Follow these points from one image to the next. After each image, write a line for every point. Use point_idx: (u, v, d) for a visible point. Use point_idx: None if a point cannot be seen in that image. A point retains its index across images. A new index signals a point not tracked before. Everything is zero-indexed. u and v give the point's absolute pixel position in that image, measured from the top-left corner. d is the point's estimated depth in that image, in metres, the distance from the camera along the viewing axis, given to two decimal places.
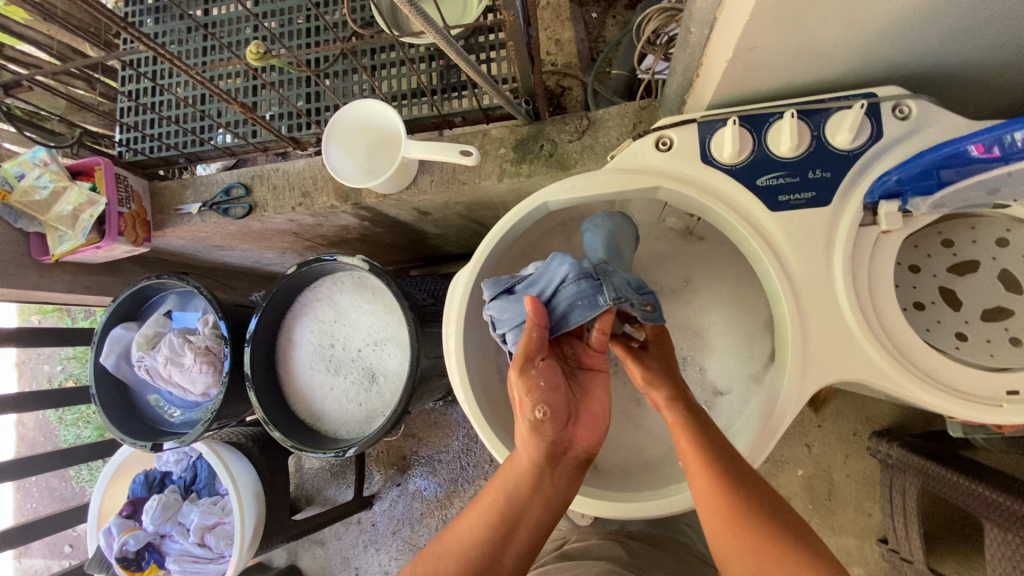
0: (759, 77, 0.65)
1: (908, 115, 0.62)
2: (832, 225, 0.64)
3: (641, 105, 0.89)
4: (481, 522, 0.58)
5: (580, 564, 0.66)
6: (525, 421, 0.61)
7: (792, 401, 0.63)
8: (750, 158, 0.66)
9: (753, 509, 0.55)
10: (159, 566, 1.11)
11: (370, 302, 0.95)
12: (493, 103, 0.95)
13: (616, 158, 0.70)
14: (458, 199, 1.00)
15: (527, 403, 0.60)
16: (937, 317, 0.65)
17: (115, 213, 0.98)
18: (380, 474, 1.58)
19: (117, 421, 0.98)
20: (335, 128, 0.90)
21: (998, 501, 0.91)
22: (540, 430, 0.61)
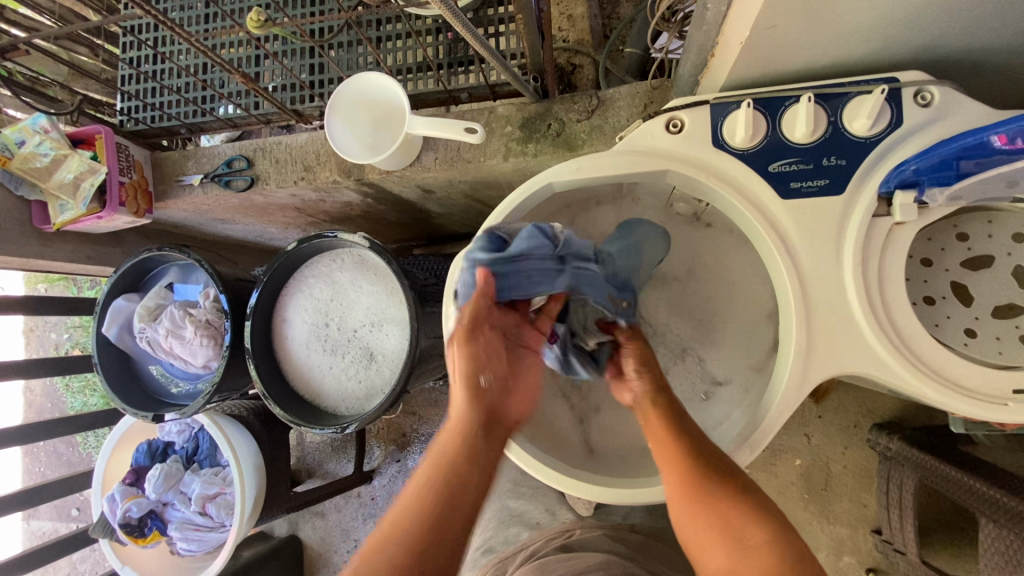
0: (776, 59, 0.63)
1: (929, 102, 0.60)
2: (844, 216, 0.62)
3: (652, 85, 0.86)
4: (425, 494, 0.56)
5: (575, 555, 0.65)
6: (467, 386, 0.63)
7: (793, 394, 0.62)
8: (763, 143, 0.63)
9: (722, 486, 0.57)
10: (162, 533, 1.13)
11: (372, 281, 0.94)
12: (500, 79, 0.92)
13: (625, 139, 0.69)
14: (462, 178, 0.99)
15: (468, 370, 0.63)
16: (947, 312, 0.63)
17: (116, 183, 0.97)
18: (380, 450, 1.60)
19: (119, 391, 0.98)
20: (339, 102, 0.88)
21: (995, 498, 0.91)
22: (478, 395, 0.63)
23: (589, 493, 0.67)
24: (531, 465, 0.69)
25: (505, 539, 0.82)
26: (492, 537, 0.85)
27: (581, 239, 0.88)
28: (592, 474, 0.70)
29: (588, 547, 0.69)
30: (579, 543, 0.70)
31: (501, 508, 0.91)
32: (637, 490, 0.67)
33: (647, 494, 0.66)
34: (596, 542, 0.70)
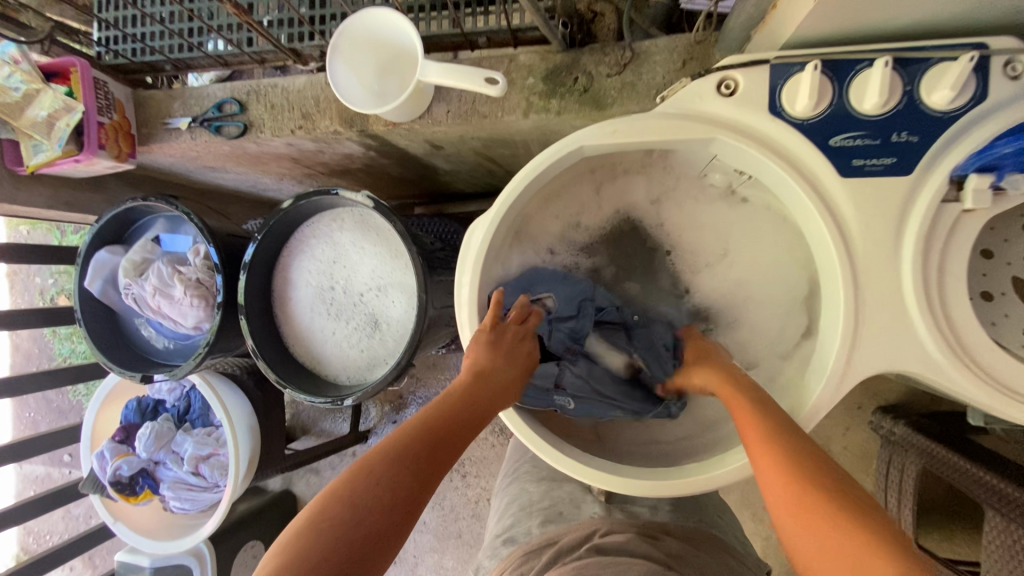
0: (851, 14, 0.55)
1: (1021, 75, 0.53)
2: (909, 200, 0.56)
3: (695, 38, 0.77)
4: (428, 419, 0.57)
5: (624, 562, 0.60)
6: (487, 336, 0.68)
7: (833, 391, 0.58)
8: (827, 112, 0.56)
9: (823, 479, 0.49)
10: (153, 492, 1.10)
11: (375, 245, 0.87)
12: (524, 23, 0.82)
13: (668, 101, 0.61)
14: (476, 134, 0.90)
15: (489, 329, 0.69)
16: (1006, 310, 0.58)
17: (94, 123, 0.88)
18: (376, 411, 1.58)
19: (105, 349, 0.93)
20: (344, 41, 0.78)
21: (1003, 490, 0.90)
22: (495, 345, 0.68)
23: (601, 480, 0.64)
24: (541, 447, 0.65)
25: (526, 529, 0.76)
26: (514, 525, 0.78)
27: (603, 210, 0.83)
28: (604, 461, 0.67)
29: (626, 551, 0.65)
30: (614, 546, 0.65)
31: (519, 493, 0.84)
32: (651, 482, 0.64)
33: (666, 488, 0.63)
34: (631, 546, 0.66)
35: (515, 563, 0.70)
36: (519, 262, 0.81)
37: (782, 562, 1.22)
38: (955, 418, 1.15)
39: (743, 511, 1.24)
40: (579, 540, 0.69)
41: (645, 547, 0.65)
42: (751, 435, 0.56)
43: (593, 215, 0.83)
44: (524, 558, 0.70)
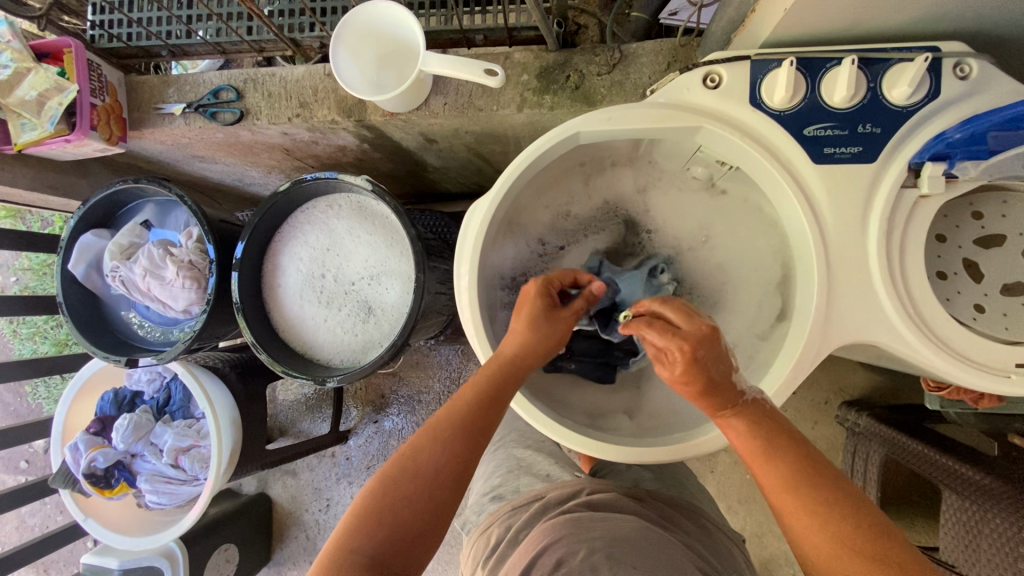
0: (822, 18, 0.61)
1: (967, 76, 0.59)
2: (874, 184, 0.61)
3: (679, 42, 0.83)
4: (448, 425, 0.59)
5: (607, 516, 0.62)
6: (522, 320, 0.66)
7: (807, 359, 0.63)
8: (801, 105, 0.62)
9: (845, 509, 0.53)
10: (130, 485, 1.08)
11: (371, 230, 0.89)
12: (519, 23, 0.87)
13: (657, 92, 0.66)
14: (470, 128, 0.93)
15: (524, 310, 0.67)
16: (959, 287, 0.65)
17: (87, 104, 0.88)
18: (357, 411, 1.56)
19: (87, 333, 0.91)
20: (346, 31, 0.81)
21: (961, 472, 0.96)
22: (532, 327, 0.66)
23: (594, 450, 0.68)
24: (536, 418, 0.69)
25: (514, 487, 0.77)
26: (501, 484, 0.79)
27: (592, 200, 0.87)
28: (596, 432, 0.71)
29: (614, 508, 0.65)
30: (603, 502, 0.66)
31: (505, 463, 0.86)
32: (641, 450, 0.68)
33: (657, 454, 0.68)
34: (617, 503, 0.66)
35: (502, 518, 0.70)
36: (517, 250, 0.86)
37: (757, 553, 1.26)
38: (914, 408, 1.22)
39: (719, 502, 1.27)
40: (566, 495, 0.69)
41: (633, 506, 0.67)
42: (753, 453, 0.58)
43: (581, 204, 0.87)
44: (511, 514, 0.70)
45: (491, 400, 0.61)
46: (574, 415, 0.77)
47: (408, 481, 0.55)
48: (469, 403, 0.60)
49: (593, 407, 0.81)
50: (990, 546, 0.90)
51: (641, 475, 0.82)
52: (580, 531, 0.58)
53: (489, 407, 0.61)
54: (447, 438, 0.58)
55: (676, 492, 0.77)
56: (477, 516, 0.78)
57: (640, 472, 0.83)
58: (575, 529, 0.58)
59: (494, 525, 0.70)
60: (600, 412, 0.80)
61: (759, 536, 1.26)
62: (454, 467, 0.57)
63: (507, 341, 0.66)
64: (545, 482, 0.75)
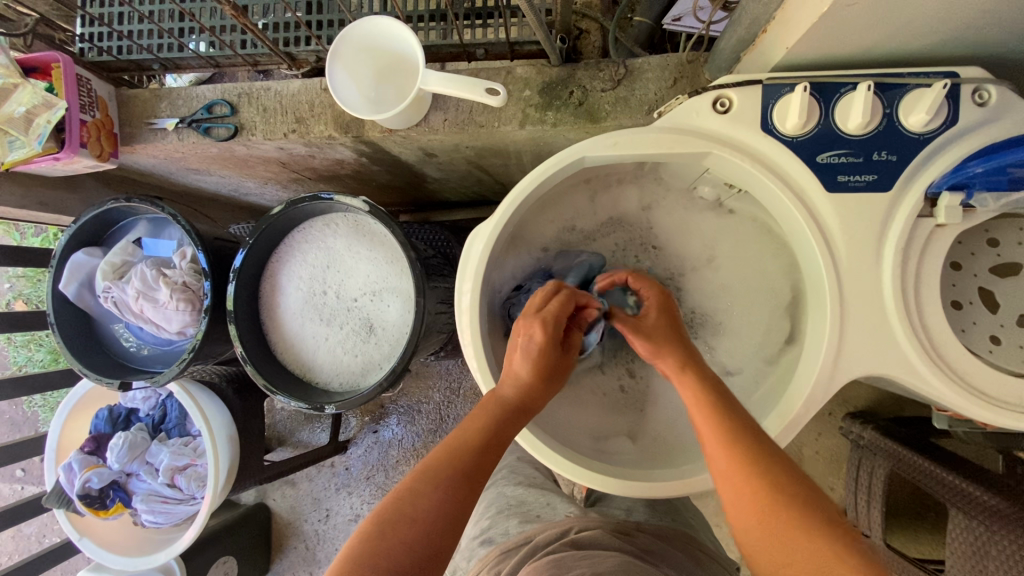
0: (837, 42, 0.59)
1: (986, 102, 0.57)
2: (889, 214, 0.60)
3: (686, 58, 0.81)
4: (448, 465, 0.54)
5: (590, 554, 0.60)
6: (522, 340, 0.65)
7: (818, 394, 0.62)
8: (815, 130, 0.60)
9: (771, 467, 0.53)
10: (125, 505, 1.06)
11: (370, 249, 0.87)
12: (522, 37, 0.85)
13: (664, 116, 0.64)
14: (470, 143, 0.91)
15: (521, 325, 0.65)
16: (973, 318, 0.63)
17: (77, 121, 0.86)
18: (356, 420, 1.54)
19: (79, 354, 0.89)
20: (343, 47, 0.79)
21: (963, 489, 0.95)
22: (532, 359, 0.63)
23: (594, 483, 0.66)
24: (539, 450, 0.67)
25: (504, 528, 0.75)
26: (491, 527, 0.77)
27: (597, 220, 0.85)
28: (598, 462, 0.70)
29: (599, 545, 0.63)
30: (589, 540, 0.64)
31: (497, 497, 0.84)
32: (644, 482, 0.66)
33: (661, 489, 0.66)
34: (603, 540, 0.65)
35: (491, 562, 0.67)
36: (516, 269, 0.84)
37: None
38: (919, 422, 1.20)
39: (721, 515, 1.26)
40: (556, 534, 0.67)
41: (620, 544, 0.65)
42: (699, 415, 0.59)
43: (584, 223, 0.85)
44: (498, 560, 0.68)
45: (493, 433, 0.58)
46: (577, 439, 0.76)
47: (404, 525, 0.50)
48: (471, 447, 0.56)
49: (598, 430, 0.79)
50: (998, 568, 0.87)
51: (635, 506, 0.81)
52: (560, 571, 0.55)
53: (490, 442, 0.58)
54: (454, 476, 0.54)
55: (671, 526, 0.76)
56: (471, 552, 0.76)
57: (639, 507, 0.82)
58: (557, 572, 0.56)
59: (482, 574, 0.68)
60: (603, 435, 0.79)
61: None
62: (453, 503, 0.52)
63: (508, 385, 0.63)
64: (536, 523, 0.73)
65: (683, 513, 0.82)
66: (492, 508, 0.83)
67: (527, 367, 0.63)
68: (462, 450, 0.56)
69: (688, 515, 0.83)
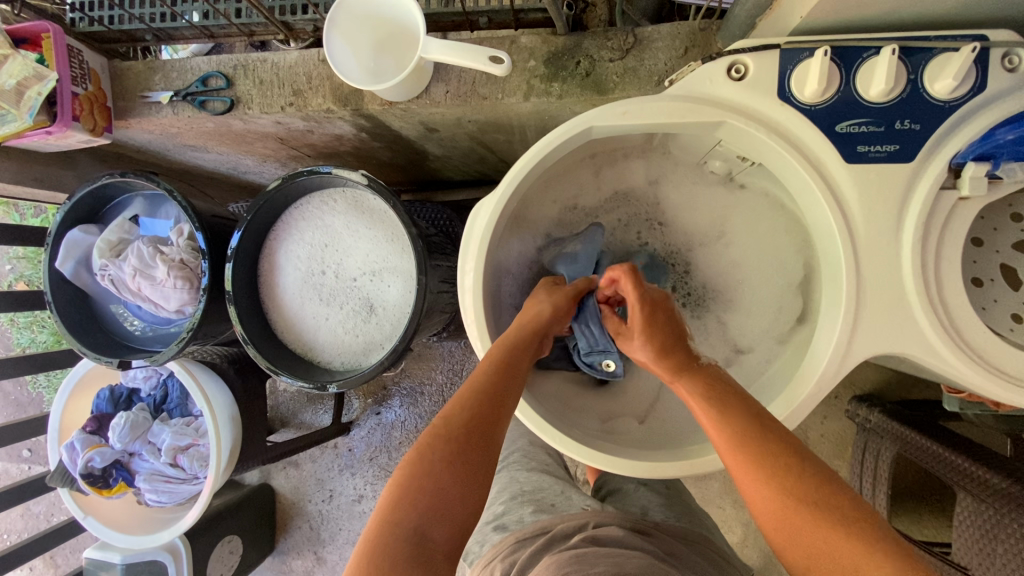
0: (861, 4, 0.56)
1: (1016, 67, 0.55)
2: (911, 186, 0.57)
3: (698, 25, 0.77)
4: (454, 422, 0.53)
5: (614, 552, 0.58)
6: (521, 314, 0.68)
7: (832, 374, 0.60)
8: (835, 98, 0.57)
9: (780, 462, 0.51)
10: (128, 484, 1.06)
11: (370, 226, 0.85)
12: (526, 4, 0.81)
13: (676, 84, 0.62)
14: (473, 117, 0.88)
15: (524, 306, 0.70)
16: (994, 296, 0.61)
17: (68, 93, 0.83)
18: (359, 402, 1.53)
19: (77, 333, 0.88)
20: (340, 15, 0.76)
21: (970, 471, 0.93)
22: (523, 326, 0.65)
23: (602, 463, 0.65)
24: (546, 431, 0.66)
25: (519, 517, 0.73)
26: (506, 513, 0.75)
27: (602, 195, 0.82)
28: (605, 443, 0.68)
29: (619, 543, 0.62)
30: (607, 537, 0.63)
31: (509, 482, 0.83)
32: (654, 462, 0.65)
33: (673, 470, 0.64)
34: (622, 538, 0.63)
35: (507, 550, 0.65)
36: (517, 264, 0.82)
37: (763, 547, 1.24)
38: (927, 405, 1.18)
39: (725, 497, 1.26)
40: (572, 529, 0.66)
41: (637, 541, 0.63)
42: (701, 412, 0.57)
43: (589, 202, 0.83)
44: (515, 547, 0.66)
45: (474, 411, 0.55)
46: (585, 420, 0.75)
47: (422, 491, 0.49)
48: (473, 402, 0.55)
49: (604, 411, 0.78)
50: (1005, 551, 0.87)
51: (648, 500, 0.80)
52: (583, 567, 0.54)
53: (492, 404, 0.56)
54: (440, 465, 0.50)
55: (681, 519, 0.75)
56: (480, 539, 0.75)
57: (649, 497, 0.80)
58: (578, 565, 0.55)
59: (496, 560, 0.65)
60: (610, 415, 0.77)
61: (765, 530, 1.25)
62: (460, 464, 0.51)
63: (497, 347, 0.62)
64: (550, 515, 0.72)
65: (692, 506, 0.81)
66: (505, 493, 0.81)
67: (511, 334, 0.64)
68: (463, 408, 0.55)
69: (696, 506, 0.82)
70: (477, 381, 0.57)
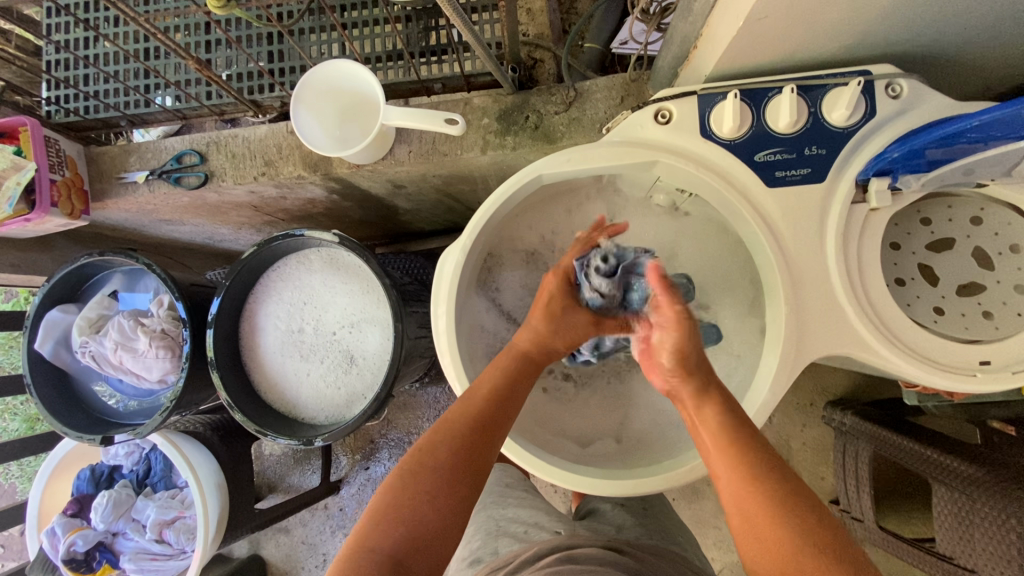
0: (760, 53, 0.65)
1: (899, 94, 0.63)
2: (827, 203, 0.64)
3: (630, 77, 0.86)
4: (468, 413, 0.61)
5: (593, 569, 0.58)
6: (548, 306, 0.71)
7: (783, 377, 0.65)
8: (750, 132, 0.65)
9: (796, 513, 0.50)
10: (113, 566, 1.03)
11: (345, 282, 0.89)
12: (476, 69, 0.90)
13: (614, 130, 0.69)
14: (436, 172, 0.95)
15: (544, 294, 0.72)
16: (917, 292, 0.67)
17: (46, 180, 0.87)
18: (347, 458, 1.49)
19: (58, 413, 0.88)
20: (305, 91, 0.83)
21: (947, 464, 0.93)
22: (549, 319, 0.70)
23: (578, 485, 0.68)
24: (528, 462, 0.69)
25: (493, 549, 0.72)
26: (479, 546, 0.74)
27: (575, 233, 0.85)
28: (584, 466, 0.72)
29: (595, 560, 0.62)
30: (584, 555, 0.63)
31: (486, 520, 0.80)
32: (633, 480, 0.69)
33: (649, 484, 0.68)
34: (599, 556, 0.63)
35: None
36: (491, 322, 0.84)
37: None
38: (894, 402, 1.21)
39: (719, 516, 1.27)
40: (543, 551, 0.65)
41: (612, 557, 0.64)
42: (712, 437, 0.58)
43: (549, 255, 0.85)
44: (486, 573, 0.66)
45: (496, 415, 0.61)
46: (564, 445, 0.78)
47: (421, 475, 0.55)
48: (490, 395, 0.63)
49: (582, 432, 0.81)
50: (984, 536, 0.85)
51: (623, 521, 0.80)
52: None
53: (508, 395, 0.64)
54: (452, 471, 0.55)
55: (659, 540, 0.75)
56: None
57: (624, 517, 0.81)
58: None
59: None
60: (590, 437, 0.80)
61: None
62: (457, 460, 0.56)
63: (523, 335, 0.70)
64: (522, 543, 0.70)
65: (670, 530, 0.82)
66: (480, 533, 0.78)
67: (540, 322, 0.70)
68: (484, 403, 0.62)
69: (678, 536, 0.83)
70: (495, 373, 0.66)
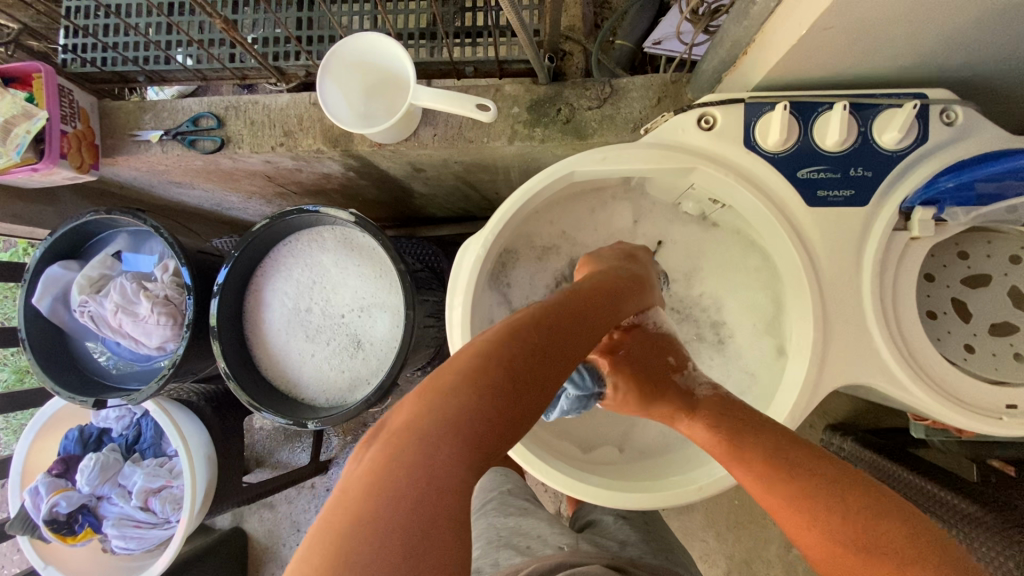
0: (814, 65, 0.62)
1: (953, 121, 0.61)
2: (867, 227, 0.62)
3: (669, 78, 0.83)
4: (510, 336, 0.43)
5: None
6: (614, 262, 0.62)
7: (805, 402, 0.63)
8: (794, 148, 0.63)
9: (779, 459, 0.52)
10: (95, 531, 1.01)
11: (357, 263, 0.86)
12: (511, 56, 0.87)
13: (653, 132, 0.66)
14: (459, 158, 0.92)
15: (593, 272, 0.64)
16: (948, 327, 0.66)
17: (57, 131, 0.84)
18: (338, 440, 1.46)
19: (52, 371, 0.85)
20: (333, 62, 0.79)
21: (941, 497, 0.90)
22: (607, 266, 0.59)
23: (584, 494, 0.67)
24: (535, 466, 0.67)
25: (494, 559, 0.69)
26: (480, 552, 0.71)
27: (597, 234, 0.82)
28: (593, 475, 0.70)
29: None
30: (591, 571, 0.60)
31: (486, 525, 0.78)
32: (645, 493, 0.67)
33: (656, 500, 0.67)
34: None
35: None
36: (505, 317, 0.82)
37: None
38: (894, 432, 1.18)
39: (708, 529, 1.26)
40: (547, 565, 0.62)
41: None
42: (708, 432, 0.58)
43: (570, 254, 0.82)
44: None
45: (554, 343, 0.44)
46: (570, 450, 0.75)
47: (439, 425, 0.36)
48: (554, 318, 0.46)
49: (588, 438, 0.79)
50: None
51: (626, 536, 0.78)
52: None
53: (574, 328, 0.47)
54: (486, 414, 0.38)
55: (663, 561, 0.73)
56: None
57: (627, 532, 0.79)
58: None
59: None
60: (596, 444, 0.78)
61: (748, 563, 1.23)
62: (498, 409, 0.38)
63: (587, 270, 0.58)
64: (526, 555, 0.67)
65: (670, 547, 0.79)
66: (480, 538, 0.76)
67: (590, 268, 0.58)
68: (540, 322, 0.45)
69: (678, 554, 0.81)
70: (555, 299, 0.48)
